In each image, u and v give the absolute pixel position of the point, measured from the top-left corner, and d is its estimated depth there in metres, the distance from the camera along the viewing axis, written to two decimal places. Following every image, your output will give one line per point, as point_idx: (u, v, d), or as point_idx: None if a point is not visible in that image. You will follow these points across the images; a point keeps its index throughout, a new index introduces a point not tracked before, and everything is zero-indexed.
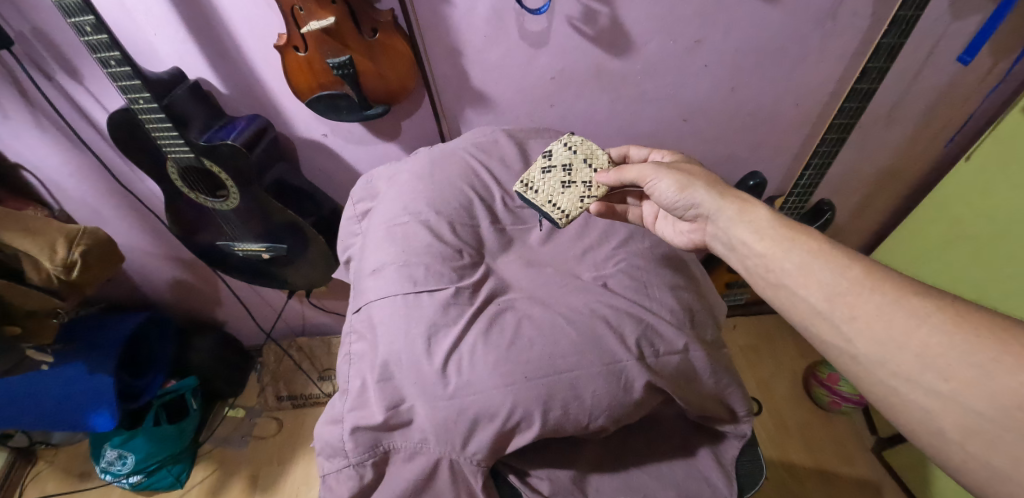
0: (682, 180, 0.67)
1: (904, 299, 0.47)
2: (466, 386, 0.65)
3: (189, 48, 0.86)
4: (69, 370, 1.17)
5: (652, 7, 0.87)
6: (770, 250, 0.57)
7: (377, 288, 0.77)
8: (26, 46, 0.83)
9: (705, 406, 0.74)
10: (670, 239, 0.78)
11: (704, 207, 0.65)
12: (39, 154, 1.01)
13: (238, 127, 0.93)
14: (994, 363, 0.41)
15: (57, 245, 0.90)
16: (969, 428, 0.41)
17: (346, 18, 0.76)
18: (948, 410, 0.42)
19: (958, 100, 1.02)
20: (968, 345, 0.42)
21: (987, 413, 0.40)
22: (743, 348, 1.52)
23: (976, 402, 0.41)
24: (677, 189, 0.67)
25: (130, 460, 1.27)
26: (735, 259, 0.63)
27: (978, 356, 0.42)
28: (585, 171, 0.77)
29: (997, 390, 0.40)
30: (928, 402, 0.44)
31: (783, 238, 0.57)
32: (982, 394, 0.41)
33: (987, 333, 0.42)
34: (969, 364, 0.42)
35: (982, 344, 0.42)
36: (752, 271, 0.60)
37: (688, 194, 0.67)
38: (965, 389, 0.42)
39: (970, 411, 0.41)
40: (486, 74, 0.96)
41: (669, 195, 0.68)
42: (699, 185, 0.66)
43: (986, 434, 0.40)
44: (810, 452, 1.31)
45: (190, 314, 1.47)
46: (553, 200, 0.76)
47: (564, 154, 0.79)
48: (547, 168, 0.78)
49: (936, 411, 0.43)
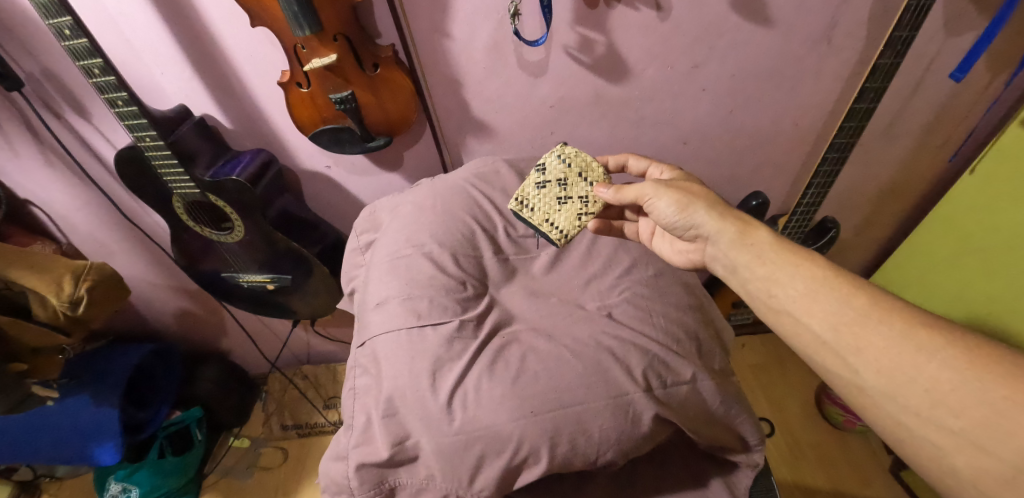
0: (682, 199, 0.65)
1: (912, 331, 0.47)
2: (471, 421, 0.64)
3: (195, 85, 0.87)
4: (71, 403, 1.16)
5: (648, 35, 0.88)
6: (772, 273, 0.56)
7: (380, 322, 0.76)
8: (37, 86, 0.85)
9: (716, 436, 0.72)
10: (668, 257, 0.78)
11: (703, 228, 0.64)
12: (46, 190, 1.02)
13: (243, 162, 0.95)
14: (1007, 402, 0.41)
15: (64, 281, 0.91)
16: (982, 468, 0.41)
17: (347, 54, 0.77)
18: (961, 448, 0.42)
19: (954, 116, 1.02)
20: (980, 382, 0.42)
21: (1000, 453, 0.40)
22: (752, 367, 1.50)
23: (990, 442, 0.41)
24: (678, 209, 0.65)
25: (134, 494, 1.24)
26: (735, 282, 0.61)
27: (989, 394, 0.42)
28: (582, 186, 0.76)
29: (1009, 430, 0.40)
30: (940, 440, 0.44)
31: (786, 262, 0.56)
32: (994, 434, 0.41)
33: (997, 370, 0.42)
34: (981, 402, 0.42)
35: (994, 381, 0.42)
36: (752, 295, 0.59)
37: (688, 215, 0.65)
38: (977, 428, 0.42)
39: (986, 453, 0.41)
40: (486, 105, 0.97)
41: (668, 216, 0.66)
42: (700, 206, 0.64)
43: (1001, 476, 0.40)
44: (825, 474, 1.28)
45: (196, 343, 1.46)
46: (550, 219, 0.77)
47: (559, 168, 0.78)
48: (542, 184, 0.78)
49: (947, 448, 0.43)
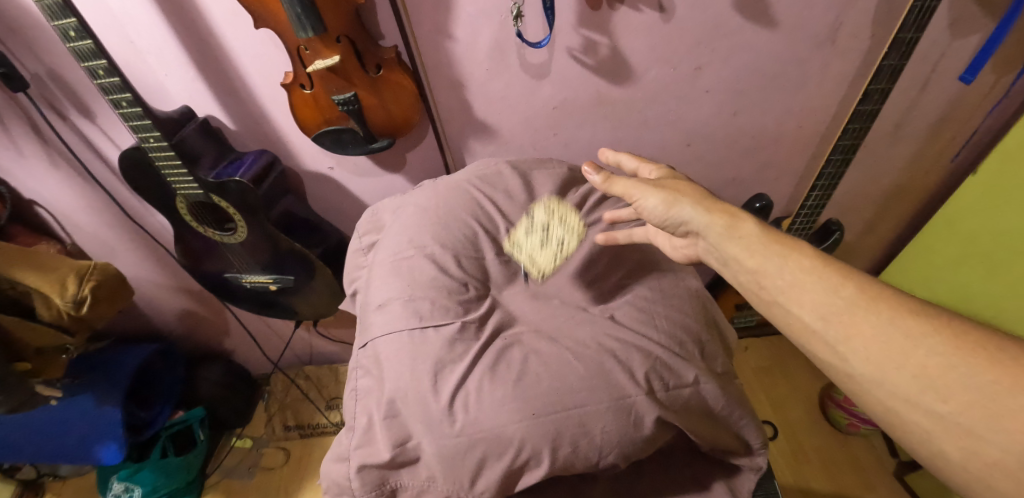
0: (669, 197, 0.65)
1: (900, 319, 0.46)
2: (473, 423, 0.64)
3: (200, 86, 0.88)
4: (76, 403, 1.16)
5: (651, 36, 0.88)
6: (760, 266, 0.56)
7: (382, 324, 0.77)
8: (43, 88, 0.86)
9: (718, 439, 0.72)
10: (667, 253, 0.78)
11: (693, 223, 0.64)
12: (52, 191, 1.03)
13: (246, 163, 0.95)
14: (995, 385, 0.40)
15: (68, 281, 0.91)
16: (973, 453, 0.41)
17: (351, 56, 0.77)
18: (951, 433, 0.42)
19: (960, 118, 1.01)
20: (966, 367, 0.42)
21: (991, 437, 0.40)
22: (755, 370, 1.49)
23: (978, 426, 0.40)
24: (664, 206, 0.65)
25: (136, 493, 1.25)
26: (729, 274, 0.61)
27: (977, 379, 0.41)
28: (561, 231, 0.88)
29: (998, 414, 0.39)
30: (929, 425, 0.43)
31: (774, 255, 0.56)
32: (983, 417, 0.40)
33: (985, 355, 0.42)
34: (970, 387, 0.41)
35: (982, 366, 0.41)
36: (744, 287, 0.59)
37: (675, 211, 0.65)
38: (965, 413, 0.41)
39: (976, 436, 0.40)
40: (489, 106, 0.97)
41: (657, 212, 0.67)
42: (686, 202, 0.64)
43: (992, 460, 0.40)
44: (829, 477, 1.28)
45: (199, 344, 1.47)
46: (533, 258, 0.86)
47: (543, 216, 0.90)
48: (529, 228, 0.89)
49: (937, 433, 0.43)
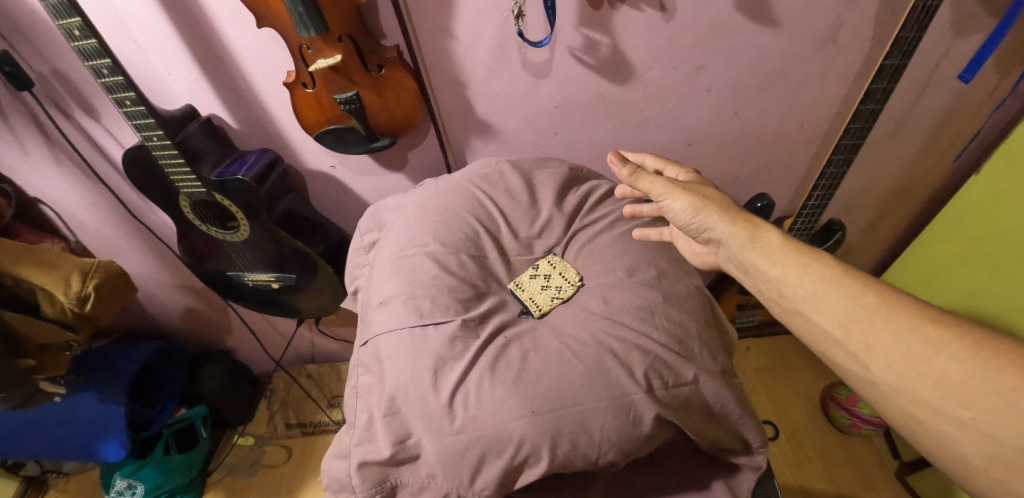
0: (697, 202, 0.64)
1: (921, 326, 0.47)
2: (473, 421, 0.64)
3: (202, 84, 0.88)
4: (78, 399, 1.17)
5: (652, 36, 0.88)
6: (782, 275, 0.56)
7: (383, 322, 0.77)
8: (47, 86, 0.86)
9: (718, 437, 0.72)
10: (687, 256, 0.77)
11: (716, 233, 0.62)
12: (56, 189, 1.03)
13: (249, 161, 0.95)
14: (1014, 391, 0.42)
15: (71, 278, 0.92)
16: (993, 456, 0.42)
17: (352, 54, 0.78)
18: (971, 438, 0.43)
19: (963, 118, 1.01)
20: (987, 373, 0.43)
21: (1010, 441, 0.41)
22: (756, 370, 1.49)
23: (997, 430, 0.42)
24: (692, 211, 0.64)
25: (139, 490, 1.25)
26: (748, 282, 0.60)
27: (997, 384, 0.43)
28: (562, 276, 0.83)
29: (1016, 419, 0.41)
30: (950, 429, 0.44)
31: (796, 263, 0.55)
32: (1003, 423, 0.42)
33: (1003, 361, 0.43)
34: (991, 392, 0.43)
35: (1002, 372, 0.43)
36: (764, 295, 0.58)
37: (702, 217, 0.63)
38: (986, 418, 0.42)
39: (993, 439, 0.42)
40: (490, 106, 0.97)
41: (683, 217, 0.65)
42: (714, 210, 0.62)
43: (1009, 462, 0.41)
44: (830, 478, 1.27)
45: (201, 341, 1.48)
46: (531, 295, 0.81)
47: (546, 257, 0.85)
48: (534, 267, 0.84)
49: (958, 439, 0.44)
